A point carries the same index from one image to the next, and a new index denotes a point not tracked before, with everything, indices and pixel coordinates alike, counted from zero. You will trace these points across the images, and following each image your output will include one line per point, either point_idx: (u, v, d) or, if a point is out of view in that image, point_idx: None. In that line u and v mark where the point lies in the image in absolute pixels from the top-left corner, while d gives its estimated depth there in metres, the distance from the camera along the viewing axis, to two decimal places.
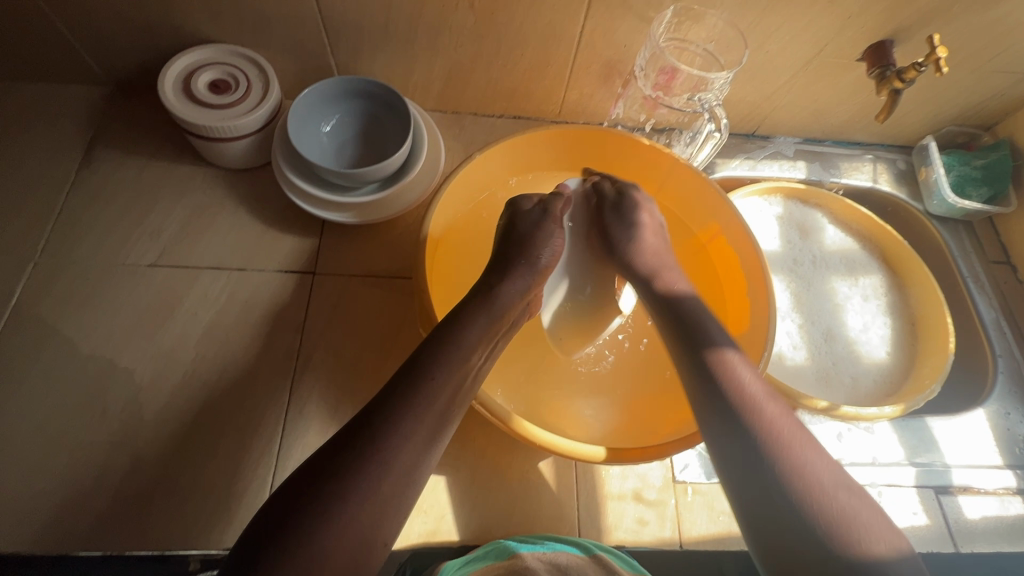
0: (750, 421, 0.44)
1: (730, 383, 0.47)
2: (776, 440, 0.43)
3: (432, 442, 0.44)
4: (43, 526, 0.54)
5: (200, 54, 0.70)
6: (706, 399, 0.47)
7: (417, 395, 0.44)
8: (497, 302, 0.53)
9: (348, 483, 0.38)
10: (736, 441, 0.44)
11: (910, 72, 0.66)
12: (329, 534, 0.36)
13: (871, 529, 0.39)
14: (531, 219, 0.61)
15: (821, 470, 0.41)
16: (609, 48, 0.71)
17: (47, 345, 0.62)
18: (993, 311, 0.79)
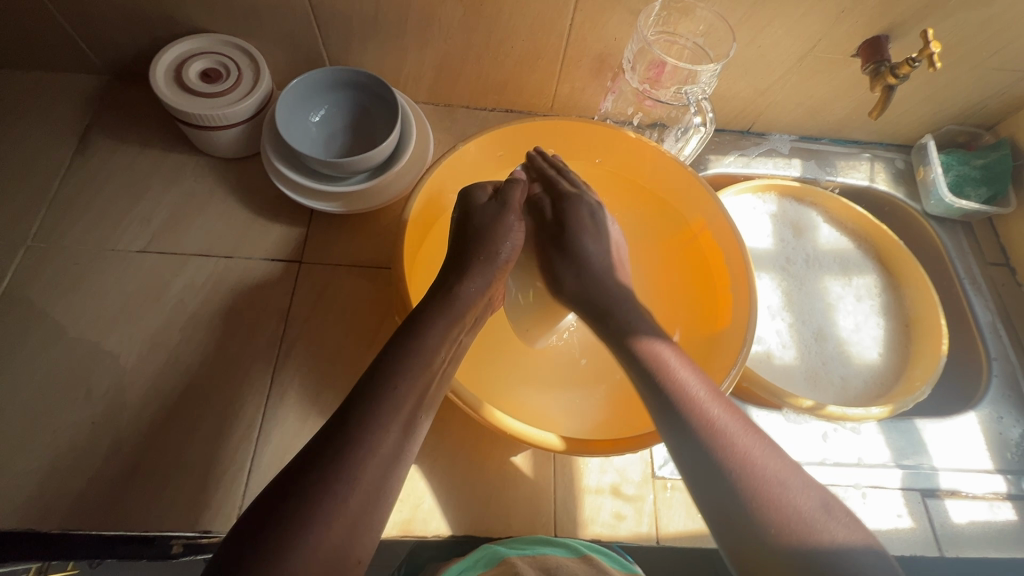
0: (703, 426, 0.43)
1: (679, 390, 0.46)
2: (727, 440, 0.42)
3: (399, 453, 0.42)
4: (24, 503, 0.55)
5: (193, 44, 0.71)
6: (659, 409, 0.46)
7: (380, 411, 0.42)
8: (458, 303, 0.52)
9: (316, 511, 0.36)
10: (687, 449, 0.43)
11: (903, 68, 0.65)
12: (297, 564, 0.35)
13: (824, 516, 0.38)
14: (489, 212, 0.59)
15: (773, 463, 0.41)
16: (599, 41, 0.71)
17: (36, 326, 0.64)
18: (990, 313, 0.77)
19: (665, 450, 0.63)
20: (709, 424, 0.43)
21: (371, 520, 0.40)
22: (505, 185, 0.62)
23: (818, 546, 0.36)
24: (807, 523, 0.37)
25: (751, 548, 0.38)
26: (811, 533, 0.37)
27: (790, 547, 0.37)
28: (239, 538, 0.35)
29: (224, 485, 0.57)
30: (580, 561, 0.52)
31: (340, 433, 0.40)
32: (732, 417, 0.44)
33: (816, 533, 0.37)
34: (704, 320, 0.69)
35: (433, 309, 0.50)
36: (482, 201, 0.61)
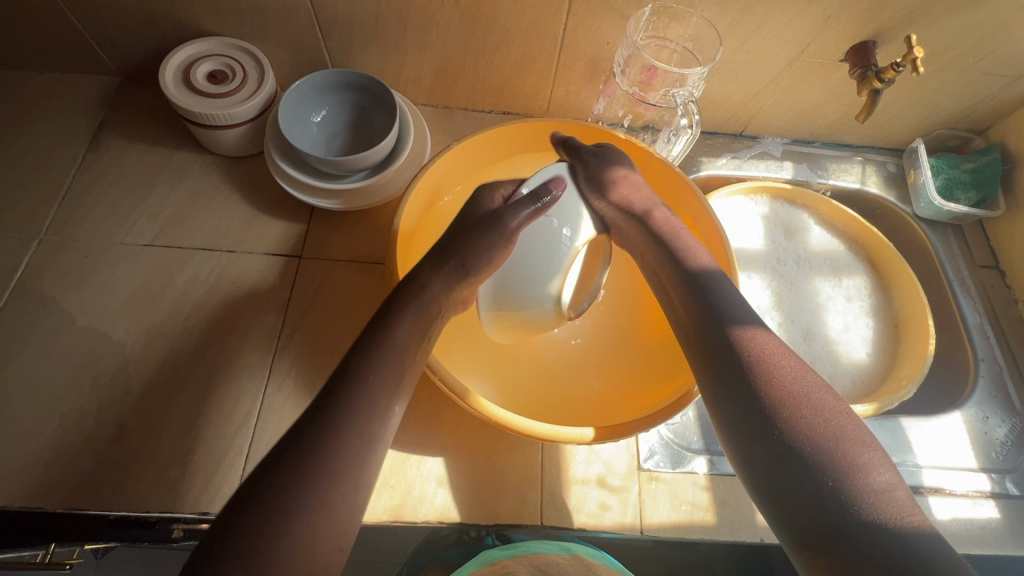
0: (778, 391, 0.45)
1: (756, 354, 0.48)
2: (800, 406, 0.44)
3: (375, 441, 0.44)
4: (32, 483, 0.58)
5: (200, 46, 0.74)
6: (727, 370, 0.49)
7: (349, 404, 0.44)
8: (426, 298, 0.53)
9: (290, 497, 0.38)
10: (752, 408, 0.46)
11: (889, 72, 0.67)
12: (278, 548, 0.37)
13: (890, 492, 0.39)
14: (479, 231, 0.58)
15: (844, 434, 0.42)
16: (592, 46, 0.73)
17: (47, 315, 0.66)
18: (978, 315, 0.78)
19: (650, 443, 0.65)
20: (785, 390, 0.45)
21: (352, 508, 0.41)
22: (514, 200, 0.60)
23: (875, 515, 0.38)
24: (867, 492, 0.39)
25: (807, 506, 0.40)
26: (870, 502, 0.38)
27: (847, 510, 0.38)
28: (219, 525, 0.38)
29: (224, 468, 0.60)
30: (571, 559, 0.54)
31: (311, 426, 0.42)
32: (816, 389, 0.46)
33: (876, 504, 0.38)
34: None
35: (399, 305, 0.51)
36: (478, 216, 0.59)
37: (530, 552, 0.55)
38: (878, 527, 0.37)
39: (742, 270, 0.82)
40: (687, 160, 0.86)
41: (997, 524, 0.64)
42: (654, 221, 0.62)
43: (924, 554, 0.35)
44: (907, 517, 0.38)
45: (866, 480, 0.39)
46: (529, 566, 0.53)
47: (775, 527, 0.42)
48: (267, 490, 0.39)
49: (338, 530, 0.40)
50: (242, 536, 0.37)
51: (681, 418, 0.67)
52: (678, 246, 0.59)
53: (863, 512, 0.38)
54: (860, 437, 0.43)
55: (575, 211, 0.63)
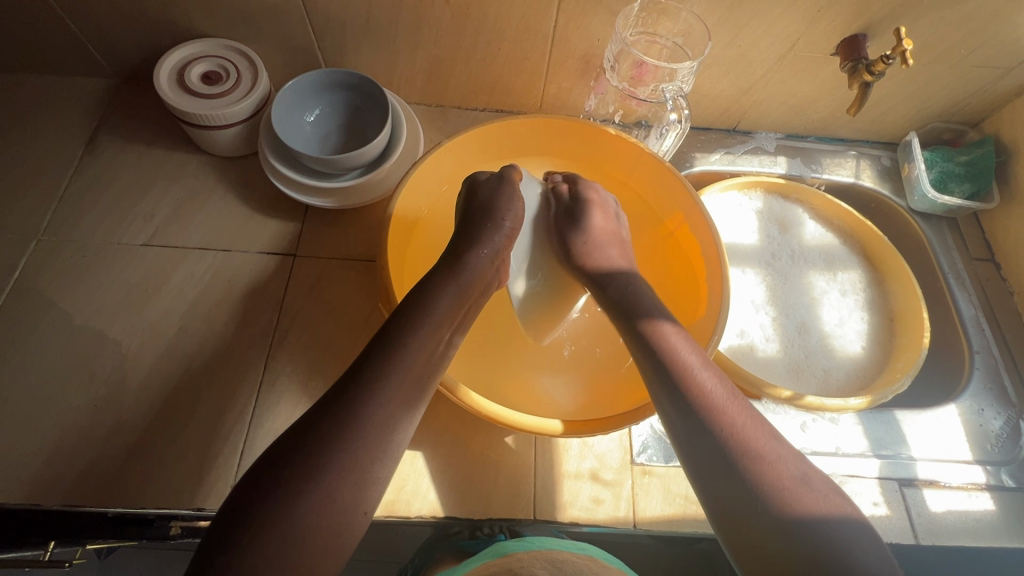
0: (705, 402, 0.45)
1: (679, 362, 0.48)
2: (722, 412, 0.44)
3: (410, 405, 0.45)
4: (28, 480, 0.58)
5: (195, 48, 0.74)
6: (658, 377, 0.48)
7: (390, 367, 0.44)
8: (466, 268, 0.55)
9: (327, 454, 0.39)
10: (683, 418, 0.45)
11: (879, 65, 0.66)
12: (309, 501, 0.38)
13: (811, 491, 0.40)
14: (490, 186, 0.62)
15: (762, 437, 0.43)
16: (583, 42, 0.73)
17: (45, 314, 0.67)
18: (973, 307, 0.78)
19: (643, 437, 0.65)
20: (708, 400, 0.45)
21: (380, 472, 0.42)
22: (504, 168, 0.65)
23: (799, 517, 0.39)
24: (792, 494, 0.40)
25: (739, 514, 0.40)
26: (793, 500, 0.39)
27: (776, 515, 0.39)
28: (256, 477, 0.39)
29: (220, 465, 0.60)
30: (587, 557, 0.54)
31: (352, 385, 0.43)
32: (728, 391, 0.46)
33: (806, 506, 0.39)
34: (681, 312, 0.71)
35: (440, 278, 0.53)
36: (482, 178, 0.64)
37: (545, 548, 0.54)
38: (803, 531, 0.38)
39: (736, 265, 0.82)
40: (680, 156, 0.87)
41: (993, 516, 0.64)
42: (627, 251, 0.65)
43: (846, 554, 0.37)
44: (827, 511, 0.39)
45: (788, 483, 0.40)
46: (543, 562, 0.52)
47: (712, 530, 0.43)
48: (308, 443, 0.40)
49: (365, 491, 0.40)
50: (277, 486, 0.38)
51: None
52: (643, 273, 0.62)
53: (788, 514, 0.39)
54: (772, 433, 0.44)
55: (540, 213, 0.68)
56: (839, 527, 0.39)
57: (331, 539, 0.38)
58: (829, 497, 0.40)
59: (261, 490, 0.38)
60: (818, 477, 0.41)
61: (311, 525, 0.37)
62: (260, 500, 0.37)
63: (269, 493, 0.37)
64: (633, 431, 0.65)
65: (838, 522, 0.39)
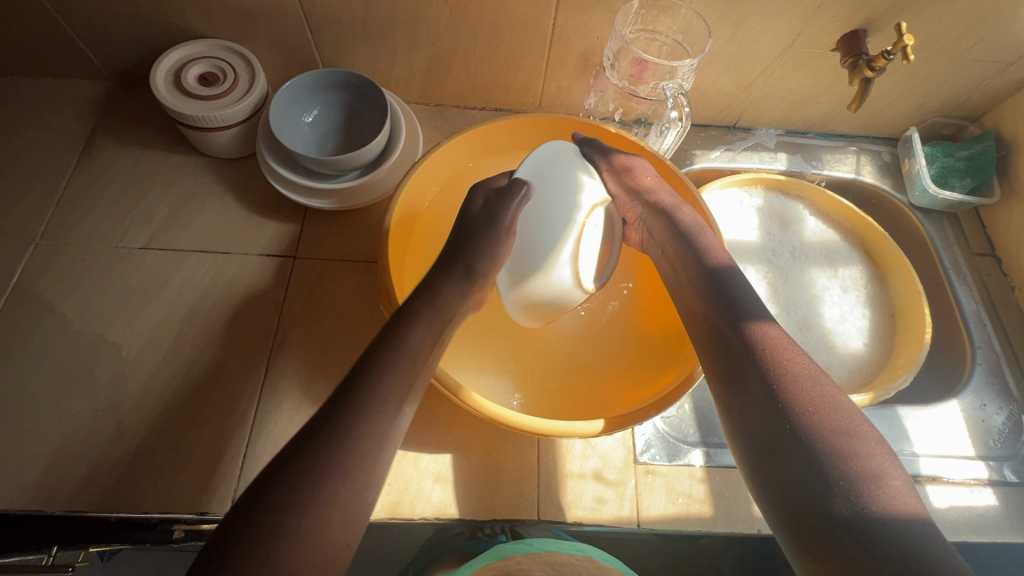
0: (793, 389, 0.45)
1: (772, 350, 0.48)
2: (812, 401, 0.44)
3: (391, 435, 0.44)
4: (30, 486, 0.58)
5: (192, 49, 0.74)
6: (746, 361, 0.48)
7: (365, 401, 0.44)
8: (439, 300, 0.54)
9: (305, 494, 0.39)
10: (761, 402, 0.45)
11: (880, 60, 0.66)
12: (289, 544, 0.37)
13: (896, 485, 0.39)
14: (479, 219, 0.62)
15: (852, 429, 0.42)
16: (583, 40, 0.73)
17: (44, 319, 0.67)
18: (974, 302, 0.78)
19: (646, 436, 0.65)
20: (797, 388, 0.45)
21: (361, 504, 0.41)
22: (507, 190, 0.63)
23: (874, 506, 0.38)
24: (871, 483, 0.39)
25: (803, 498, 0.40)
26: (875, 496, 0.38)
27: (845, 502, 0.38)
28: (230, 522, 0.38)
29: (222, 469, 0.60)
30: (590, 562, 0.53)
31: (326, 422, 0.43)
32: (827, 385, 0.46)
33: (885, 501, 0.38)
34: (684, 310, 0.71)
35: (416, 305, 0.53)
36: (475, 210, 0.63)
37: (546, 551, 0.53)
38: (874, 519, 0.37)
39: (738, 262, 0.82)
40: (681, 153, 0.86)
41: (996, 511, 0.64)
42: (677, 218, 0.63)
43: (925, 551, 0.35)
44: (909, 513, 0.38)
45: (872, 472, 0.40)
46: (541, 565, 0.52)
47: (769, 517, 0.43)
48: (283, 486, 0.39)
49: (348, 525, 0.40)
50: (254, 533, 0.37)
51: (677, 411, 0.68)
52: (700, 242, 0.60)
53: (860, 504, 0.38)
54: (863, 426, 0.43)
55: (575, 204, 0.63)
56: (920, 523, 0.37)
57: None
58: (911, 494, 0.39)
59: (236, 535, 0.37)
60: (899, 476, 0.40)
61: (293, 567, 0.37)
62: (236, 546, 0.36)
63: (246, 539, 0.37)
64: (636, 430, 0.64)
65: (919, 523, 0.37)
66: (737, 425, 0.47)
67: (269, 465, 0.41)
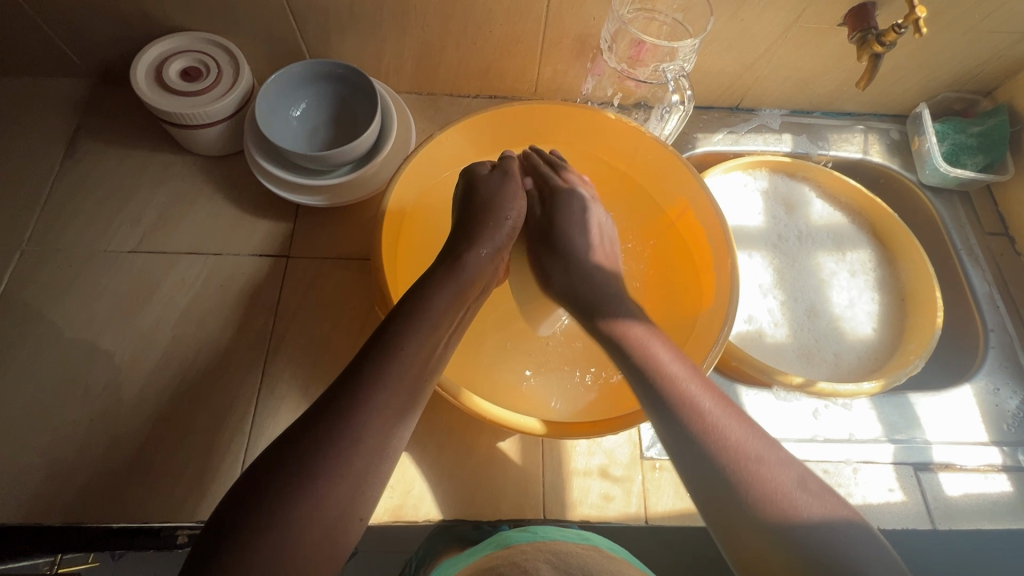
0: (683, 403, 0.43)
1: (665, 372, 0.46)
2: (708, 419, 0.42)
3: (407, 409, 0.43)
4: (27, 499, 0.57)
5: (172, 43, 0.71)
6: (642, 387, 0.46)
7: (385, 370, 0.42)
8: (464, 271, 0.52)
9: (321, 464, 0.37)
10: (665, 426, 0.44)
11: (891, 35, 0.63)
12: (294, 521, 0.35)
13: (795, 490, 0.38)
14: (493, 182, 0.61)
15: (738, 435, 0.41)
16: (578, 22, 0.69)
17: (34, 327, 0.65)
18: (987, 284, 0.76)
19: (652, 431, 0.63)
20: (690, 409, 0.43)
21: (373, 482, 0.39)
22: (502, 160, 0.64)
23: (781, 519, 0.37)
24: (769, 493, 0.38)
25: (717, 516, 0.40)
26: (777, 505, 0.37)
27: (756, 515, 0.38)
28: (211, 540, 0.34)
29: (222, 475, 0.59)
30: (590, 548, 0.52)
31: (348, 387, 0.41)
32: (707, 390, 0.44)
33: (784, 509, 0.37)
34: (687, 302, 0.70)
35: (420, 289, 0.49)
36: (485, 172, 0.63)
37: (546, 540, 0.53)
38: (782, 534, 0.37)
39: (743, 249, 0.80)
40: (682, 137, 0.84)
41: (1009, 498, 0.63)
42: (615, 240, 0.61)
43: (833, 553, 0.36)
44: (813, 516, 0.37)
45: (772, 482, 0.38)
46: (545, 554, 0.51)
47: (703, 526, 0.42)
48: (301, 453, 0.37)
49: (360, 500, 0.38)
50: (266, 503, 0.35)
51: None
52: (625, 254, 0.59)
53: (764, 519, 0.37)
54: (761, 436, 0.41)
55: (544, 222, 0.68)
56: (825, 525, 0.37)
57: (325, 551, 0.36)
58: (817, 495, 0.38)
59: (250, 504, 0.35)
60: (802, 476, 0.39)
61: (301, 539, 0.35)
62: (250, 512, 0.35)
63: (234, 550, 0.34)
64: (642, 425, 0.63)
65: (822, 525, 0.37)
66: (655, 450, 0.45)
67: (290, 429, 0.39)
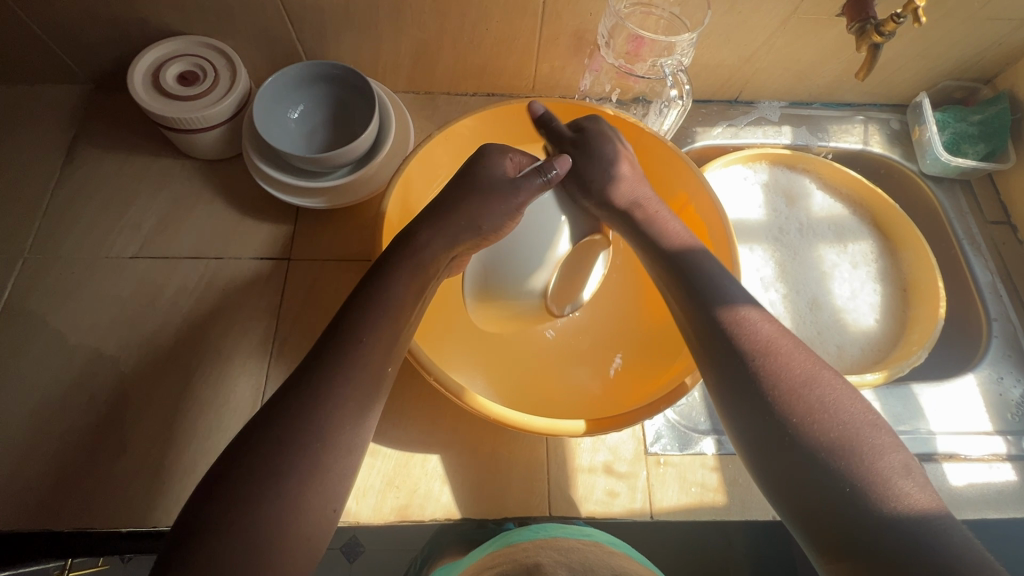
0: (782, 385, 0.43)
1: (767, 346, 0.46)
2: (812, 394, 0.42)
3: (367, 409, 0.44)
4: (34, 506, 0.57)
5: (168, 47, 0.71)
6: (732, 362, 0.46)
7: (336, 378, 0.43)
8: (420, 256, 0.52)
9: (281, 461, 0.39)
10: (755, 402, 0.44)
11: (889, 24, 0.61)
12: (257, 524, 0.37)
13: (895, 477, 0.38)
14: (466, 178, 0.58)
15: (839, 422, 0.41)
16: (575, 17, 0.69)
17: (38, 334, 0.66)
18: (989, 273, 0.76)
19: (656, 427, 0.64)
20: (794, 386, 0.43)
21: (332, 486, 0.40)
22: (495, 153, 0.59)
23: (872, 503, 0.37)
24: (868, 479, 0.38)
25: (808, 500, 0.40)
26: (879, 493, 0.37)
27: (856, 503, 0.37)
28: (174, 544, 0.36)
29: None
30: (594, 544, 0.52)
31: (306, 387, 0.42)
32: (809, 373, 0.44)
33: (886, 496, 0.37)
34: None
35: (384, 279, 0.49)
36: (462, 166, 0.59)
37: (551, 535, 0.53)
38: (877, 513, 0.37)
39: (744, 243, 0.80)
40: (681, 132, 0.83)
41: (1014, 486, 0.63)
42: (640, 216, 0.60)
43: (934, 543, 0.35)
44: (915, 506, 0.37)
45: (873, 469, 0.38)
46: (549, 550, 0.51)
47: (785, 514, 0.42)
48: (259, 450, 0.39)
49: (323, 494, 0.40)
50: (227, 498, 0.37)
51: (687, 400, 0.66)
52: (663, 235, 0.58)
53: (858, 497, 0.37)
54: (864, 418, 0.41)
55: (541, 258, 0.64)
56: (926, 511, 0.36)
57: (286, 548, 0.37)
58: (917, 481, 0.38)
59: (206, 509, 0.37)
60: (901, 465, 0.39)
61: (259, 531, 0.37)
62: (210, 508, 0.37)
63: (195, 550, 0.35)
64: (646, 421, 0.63)
65: (923, 515, 0.36)
66: (736, 425, 0.45)
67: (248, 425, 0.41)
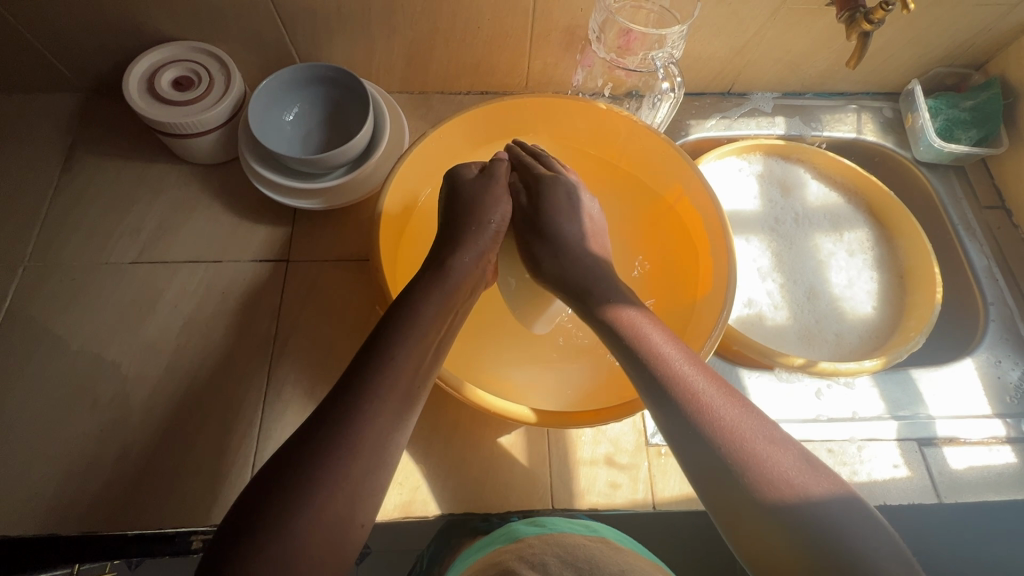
0: (684, 402, 0.41)
1: (664, 364, 0.44)
2: (711, 406, 0.40)
3: (408, 404, 0.43)
4: (40, 512, 0.58)
5: (163, 53, 0.71)
6: (641, 382, 0.44)
7: (380, 374, 0.42)
8: (451, 276, 0.52)
9: (320, 462, 0.37)
10: (670, 422, 0.42)
11: (879, 12, 0.60)
12: (305, 520, 0.35)
13: (800, 474, 0.37)
14: (476, 185, 0.61)
15: (743, 433, 0.39)
16: (565, 14, 0.69)
17: (39, 341, 0.66)
18: (985, 258, 0.77)
19: None
20: (696, 400, 0.41)
21: (376, 479, 0.40)
22: (493, 163, 0.64)
23: (786, 506, 0.36)
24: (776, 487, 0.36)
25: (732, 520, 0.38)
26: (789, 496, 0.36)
27: (770, 513, 0.36)
28: (221, 543, 0.35)
29: (232, 480, 0.60)
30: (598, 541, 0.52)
31: (352, 381, 0.42)
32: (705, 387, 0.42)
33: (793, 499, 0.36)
34: (688, 288, 0.70)
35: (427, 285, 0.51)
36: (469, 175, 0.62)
37: (555, 532, 0.53)
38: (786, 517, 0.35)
39: (739, 234, 0.80)
40: (675, 125, 0.84)
41: (1014, 469, 0.64)
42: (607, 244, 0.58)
43: (845, 537, 0.34)
44: (828, 505, 0.36)
45: (777, 473, 0.37)
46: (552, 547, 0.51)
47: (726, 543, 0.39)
48: (303, 455, 0.37)
49: (362, 504, 0.38)
50: (284, 497, 0.36)
51: None
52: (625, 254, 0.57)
53: (766, 498, 0.36)
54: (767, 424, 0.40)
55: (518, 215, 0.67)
56: (823, 506, 0.35)
57: (332, 546, 0.36)
58: (822, 474, 0.37)
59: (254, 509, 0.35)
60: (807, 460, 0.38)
61: (303, 542, 0.35)
62: (257, 514, 0.35)
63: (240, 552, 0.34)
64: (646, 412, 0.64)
65: (836, 509, 0.35)
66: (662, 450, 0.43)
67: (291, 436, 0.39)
